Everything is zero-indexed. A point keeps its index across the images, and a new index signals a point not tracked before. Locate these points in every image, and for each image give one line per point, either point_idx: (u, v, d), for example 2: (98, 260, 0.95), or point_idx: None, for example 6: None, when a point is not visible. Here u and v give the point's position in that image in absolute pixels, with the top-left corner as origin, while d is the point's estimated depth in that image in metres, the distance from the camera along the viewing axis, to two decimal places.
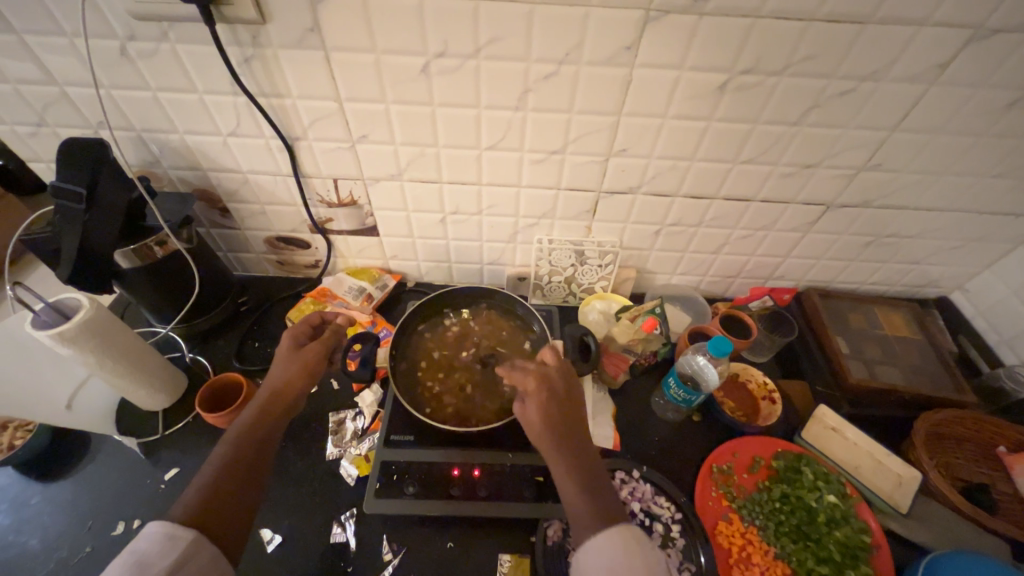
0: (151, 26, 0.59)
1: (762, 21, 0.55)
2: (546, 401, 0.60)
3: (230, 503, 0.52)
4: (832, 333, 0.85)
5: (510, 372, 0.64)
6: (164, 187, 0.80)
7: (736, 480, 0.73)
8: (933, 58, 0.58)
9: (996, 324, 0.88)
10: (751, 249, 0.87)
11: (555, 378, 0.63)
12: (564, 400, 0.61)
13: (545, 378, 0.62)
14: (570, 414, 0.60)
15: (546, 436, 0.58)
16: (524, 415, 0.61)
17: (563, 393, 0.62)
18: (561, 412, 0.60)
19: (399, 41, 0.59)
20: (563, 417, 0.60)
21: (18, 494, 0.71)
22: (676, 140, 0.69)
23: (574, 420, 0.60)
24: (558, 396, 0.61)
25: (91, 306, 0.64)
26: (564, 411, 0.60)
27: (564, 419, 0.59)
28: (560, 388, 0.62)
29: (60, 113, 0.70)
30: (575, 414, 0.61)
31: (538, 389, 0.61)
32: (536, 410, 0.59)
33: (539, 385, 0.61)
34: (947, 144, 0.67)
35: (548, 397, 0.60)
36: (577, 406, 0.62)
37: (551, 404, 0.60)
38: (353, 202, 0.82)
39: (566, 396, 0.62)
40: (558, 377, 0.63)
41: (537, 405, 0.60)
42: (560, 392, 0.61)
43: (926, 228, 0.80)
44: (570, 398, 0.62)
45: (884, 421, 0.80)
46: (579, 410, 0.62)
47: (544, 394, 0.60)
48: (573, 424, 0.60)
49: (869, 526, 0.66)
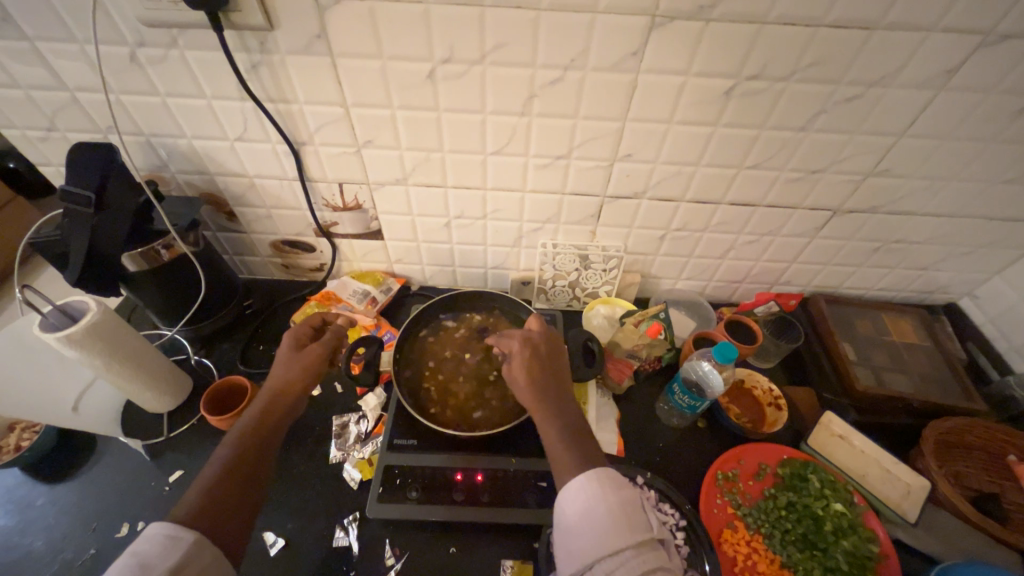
0: (160, 33, 0.60)
1: (767, 27, 0.55)
2: (529, 358, 0.62)
3: (235, 500, 0.52)
4: (839, 339, 0.84)
5: (498, 339, 0.67)
6: (171, 191, 0.81)
7: (741, 487, 0.73)
8: (942, 64, 0.57)
9: (1006, 332, 0.86)
10: (757, 254, 0.87)
11: (540, 340, 0.65)
12: (548, 361, 0.63)
13: (529, 339, 0.64)
14: (553, 373, 0.62)
15: (530, 389, 0.60)
16: (508, 373, 0.63)
17: (547, 354, 0.64)
18: (544, 370, 0.62)
19: (406, 47, 0.60)
20: (546, 373, 0.61)
21: (25, 495, 0.71)
22: (682, 146, 0.69)
23: (558, 378, 0.62)
24: (541, 355, 0.63)
25: (99, 311, 0.65)
26: (547, 369, 0.62)
27: (546, 376, 0.61)
28: (544, 349, 0.64)
29: (70, 118, 0.71)
30: (559, 373, 0.63)
31: (522, 348, 0.63)
32: (520, 366, 0.61)
33: (522, 345, 0.63)
34: (957, 150, 0.67)
35: (532, 355, 0.62)
36: (561, 367, 0.64)
37: (534, 362, 0.62)
38: (358, 206, 0.82)
39: (550, 357, 0.64)
40: (542, 341, 0.65)
41: (521, 362, 0.62)
42: (544, 353, 0.64)
43: (934, 234, 0.79)
44: (554, 359, 0.64)
45: (891, 429, 0.80)
46: (563, 371, 0.63)
47: (528, 353, 0.63)
48: (557, 382, 0.61)
49: (876, 536, 0.65)
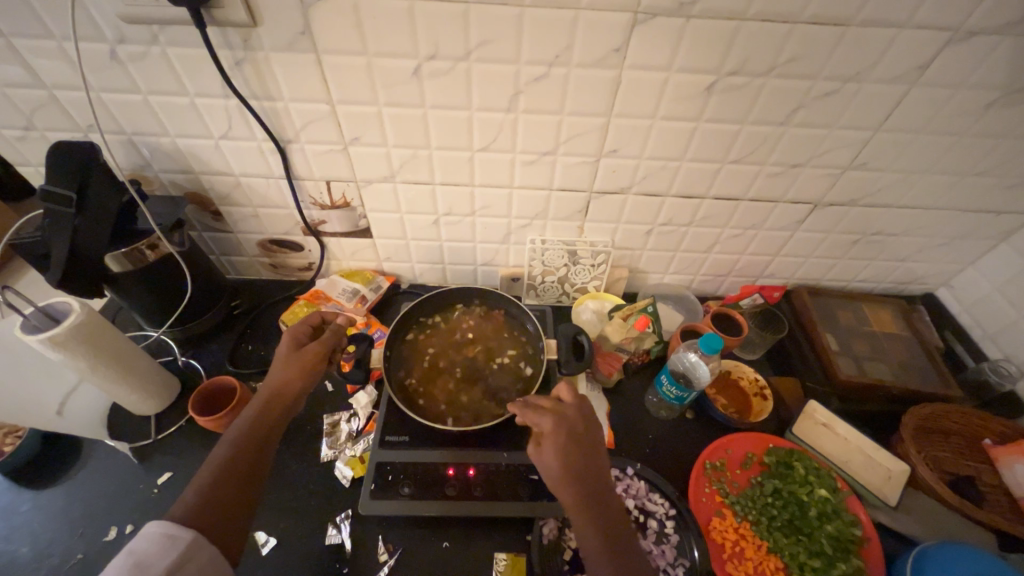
0: (141, 30, 0.60)
1: (747, 24, 0.56)
2: (565, 445, 0.58)
3: (233, 493, 0.53)
4: (821, 330, 0.86)
5: (526, 413, 0.62)
6: (155, 191, 0.80)
7: (729, 475, 0.74)
8: (914, 60, 0.59)
9: (981, 320, 0.89)
10: (741, 248, 0.88)
11: (575, 420, 0.61)
12: (583, 444, 0.59)
13: (563, 419, 0.60)
14: (590, 459, 0.58)
15: (565, 480, 0.56)
16: (540, 458, 0.59)
17: (583, 436, 0.60)
18: (581, 457, 0.58)
19: (391, 45, 0.60)
20: (584, 462, 0.57)
21: (8, 501, 0.70)
22: (666, 141, 0.70)
23: (594, 465, 0.58)
24: (577, 438, 0.59)
25: (82, 310, 0.64)
26: (584, 456, 0.58)
27: (583, 465, 0.57)
28: (579, 430, 0.60)
29: (49, 117, 0.69)
30: (595, 457, 0.59)
31: (557, 432, 0.59)
32: (554, 454, 0.57)
33: (558, 428, 0.59)
34: (930, 144, 0.69)
35: (568, 441, 0.58)
36: (596, 450, 0.60)
37: (571, 448, 0.58)
38: (345, 204, 0.82)
39: (584, 437, 0.60)
40: (576, 418, 0.61)
41: (556, 450, 0.58)
42: (579, 434, 0.60)
43: (911, 226, 0.82)
44: (589, 441, 0.60)
45: (872, 416, 0.82)
46: (598, 454, 0.60)
47: (564, 438, 0.58)
48: (593, 470, 0.58)
49: (859, 519, 0.67)
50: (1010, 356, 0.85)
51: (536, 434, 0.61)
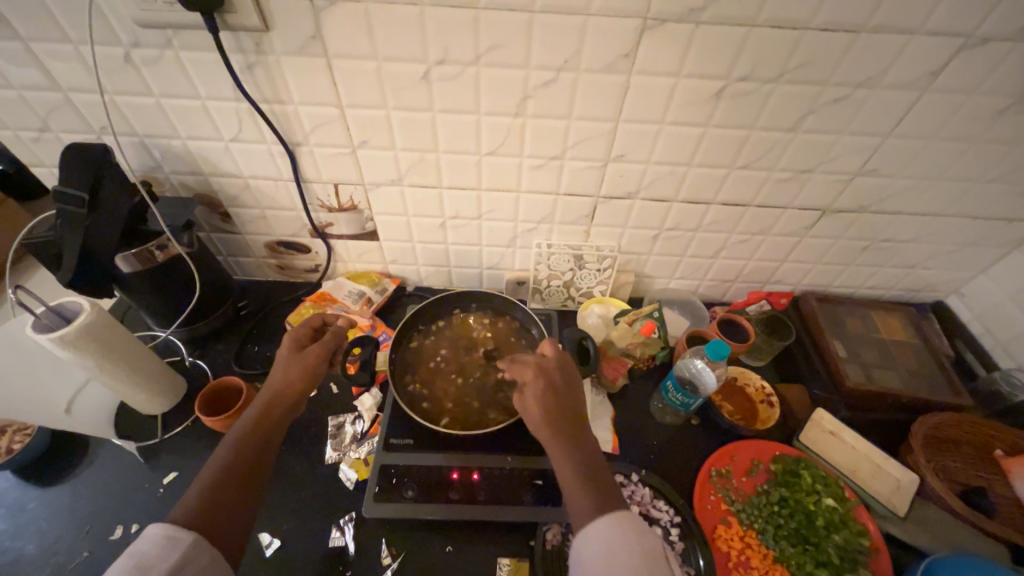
0: (155, 34, 0.60)
1: (757, 29, 0.56)
2: (543, 390, 0.60)
3: (230, 503, 0.52)
4: (830, 337, 0.85)
5: (511, 365, 0.65)
6: (165, 193, 0.81)
7: (735, 483, 0.73)
8: (926, 66, 0.59)
9: (992, 328, 0.88)
10: (749, 254, 0.88)
11: (554, 368, 0.63)
12: (562, 390, 0.61)
13: (542, 367, 0.63)
14: (569, 403, 0.60)
15: (543, 420, 0.58)
16: (522, 405, 0.61)
17: (561, 383, 0.62)
18: (559, 399, 0.60)
19: (400, 49, 0.60)
20: (560, 403, 0.60)
21: (16, 499, 0.70)
22: (674, 147, 0.70)
23: (572, 407, 0.60)
24: (555, 384, 0.61)
25: (92, 310, 0.64)
26: (562, 398, 0.60)
27: (561, 407, 0.59)
28: (558, 378, 0.63)
29: (64, 119, 0.70)
30: (574, 402, 0.61)
31: (535, 377, 0.62)
32: (533, 398, 0.60)
33: (536, 374, 0.62)
34: (942, 150, 0.68)
35: (545, 385, 0.61)
36: (576, 396, 0.62)
37: (549, 392, 0.60)
38: (353, 207, 0.83)
39: (564, 384, 0.62)
40: (556, 368, 0.63)
41: (535, 394, 0.60)
42: (558, 381, 0.62)
43: (921, 233, 0.81)
44: (569, 389, 0.62)
45: (881, 425, 0.81)
46: (579, 401, 0.62)
47: (541, 382, 0.61)
48: (572, 412, 0.59)
49: (868, 529, 0.66)
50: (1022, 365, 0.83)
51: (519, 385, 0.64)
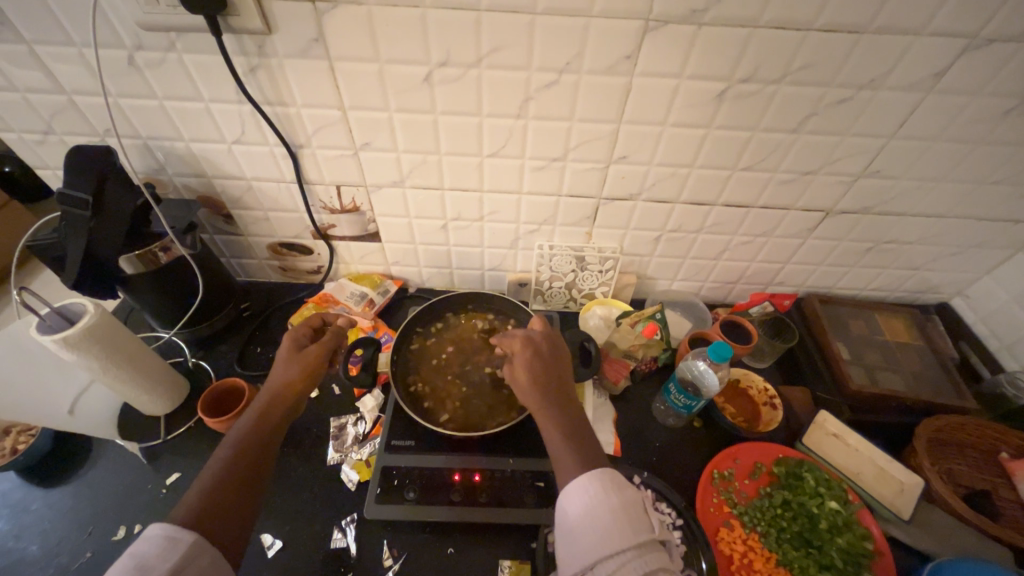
0: (158, 37, 0.60)
1: (759, 31, 0.56)
2: (531, 359, 0.61)
3: (234, 508, 0.52)
4: (833, 339, 0.85)
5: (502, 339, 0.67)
6: (169, 195, 0.82)
7: (736, 485, 0.73)
8: (929, 67, 0.58)
9: (997, 331, 0.87)
10: (751, 255, 0.88)
11: (542, 339, 0.64)
12: (550, 360, 0.62)
13: (531, 340, 0.64)
14: (557, 373, 0.61)
15: (531, 389, 0.59)
16: (510, 376, 0.62)
17: (549, 354, 0.63)
18: (547, 369, 0.61)
19: (403, 51, 0.60)
20: (548, 373, 0.60)
21: (20, 499, 0.71)
22: (676, 148, 0.70)
23: (559, 377, 0.61)
24: (543, 356, 0.62)
25: (96, 312, 0.65)
26: (549, 368, 0.61)
27: (549, 376, 0.60)
28: (546, 349, 0.63)
29: (67, 121, 0.71)
30: (562, 372, 0.62)
31: (523, 348, 0.62)
32: (522, 367, 0.61)
33: (524, 346, 0.63)
34: (945, 152, 0.68)
35: (533, 356, 0.62)
36: (563, 367, 0.62)
37: (537, 362, 0.61)
38: (355, 208, 0.83)
39: (551, 356, 0.63)
40: (545, 340, 0.64)
41: (524, 364, 0.61)
42: (546, 352, 0.63)
43: (925, 234, 0.80)
44: (557, 359, 0.63)
45: (884, 428, 0.80)
46: (567, 371, 0.63)
47: (529, 353, 0.62)
48: (558, 380, 0.60)
49: (871, 532, 0.66)
50: None
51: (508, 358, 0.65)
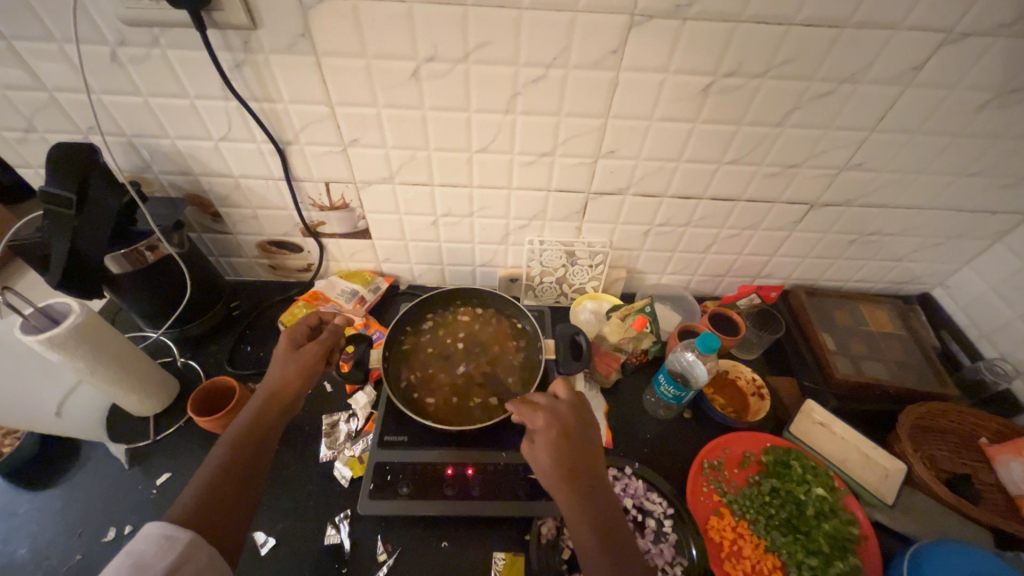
0: (142, 32, 0.60)
1: (742, 25, 0.57)
2: (556, 441, 0.58)
3: (231, 511, 0.52)
4: (819, 330, 0.87)
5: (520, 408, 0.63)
6: (155, 193, 0.81)
7: (726, 475, 0.74)
8: (908, 61, 0.60)
9: (977, 319, 0.90)
10: (738, 248, 0.89)
11: (567, 415, 0.61)
12: (574, 437, 0.60)
13: (555, 417, 0.61)
14: (584, 455, 0.59)
15: (556, 475, 0.57)
16: (532, 455, 0.60)
17: (575, 432, 0.60)
18: (573, 453, 0.58)
19: (390, 46, 0.60)
20: (574, 458, 0.58)
21: (7, 502, 0.70)
22: (663, 142, 0.70)
23: (586, 463, 0.58)
24: (569, 435, 0.60)
25: (82, 311, 0.64)
26: (575, 452, 0.58)
27: (574, 461, 0.58)
28: (572, 427, 0.60)
29: (49, 119, 0.70)
30: (589, 452, 0.59)
31: (548, 428, 0.59)
32: (545, 451, 0.58)
33: (548, 425, 0.60)
34: (925, 145, 0.69)
35: (558, 438, 0.59)
36: (591, 448, 0.60)
37: (562, 444, 0.58)
38: (344, 206, 0.83)
39: (578, 434, 0.60)
40: (570, 414, 0.62)
41: (548, 446, 0.58)
42: (571, 430, 0.60)
43: (906, 226, 0.82)
44: (583, 436, 0.60)
45: (868, 416, 0.82)
46: (594, 449, 0.60)
47: (554, 435, 0.59)
48: (585, 464, 0.58)
49: (856, 517, 0.67)
50: (1005, 354, 0.85)
51: (529, 430, 0.62)
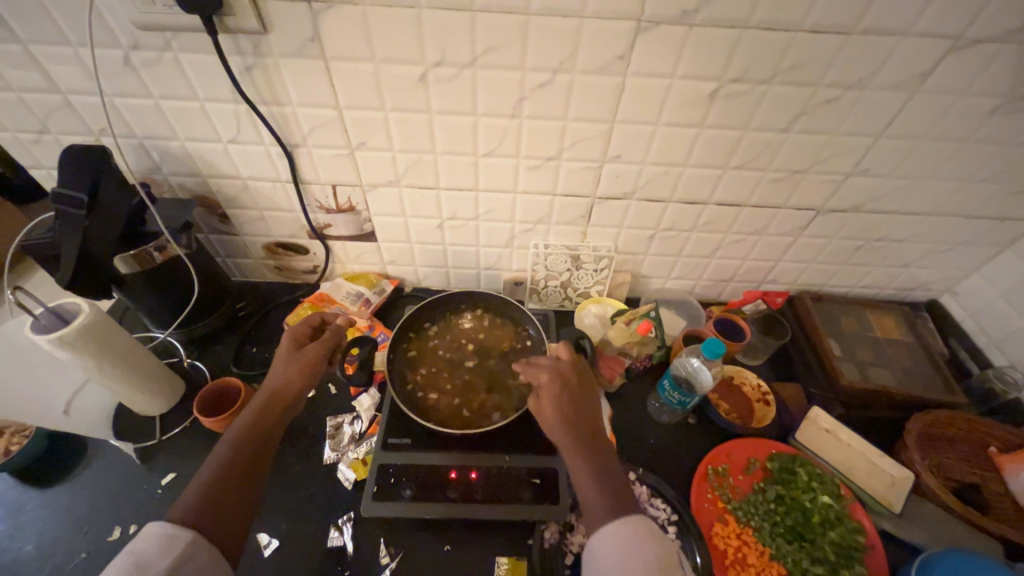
0: (154, 36, 0.61)
1: (749, 32, 0.57)
2: (559, 392, 0.63)
3: (234, 485, 0.54)
4: (826, 336, 0.86)
5: (526, 368, 0.67)
6: (164, 194, 0.82)
7: (731, 481, 0.74)
8: (916, 67, 0.60)
9: (986, 326, 0.89)
10: (744, 253, 0.89)
11: (569, 372, 0.66)
12: (576, 391, 0.64)
13: (558, 373, 0.65)
14: (584, 406, 0.63)
15: (559, 422, 0.60)
16: (537, 408, 0.63)
17: (576, 387, 0.64)
18: (575, 404, 0.62)
19: (397, 50, 0.61)
20: (576, 408, 0.62)
21: (14, 499, 0.70)
22: (670, 147, 0.71)
23: (587, 414, 0.62)
24: (570, 388, 0.64)
25: (92, 311, 0.65)
26: (577, 403, 0.62)
27: (576, 411, 0.62)
28: (573, 381, 0.65)
29: (62, 120, 0.71)
30: (590, 406, 0.63)
31: (552, 381, 0.64)
32: (549, 401, 0.62)
33: (552, 378, 0.64)
34: (933, 150, 0.69)
35: (561, 390, 0.63)
36: (591, 403, 0.64)
37: (565, 396, 0.62)
38: (351, 208, 0.83)
39: (579, 389, 0.64)
40: (572, 372, 0.66)
41: (552, 399, 0.62)
42: (573, 384, 0.64)
43: (914, 232, 0.82)
44: (584, 391, 0.64)
45: (875, 424, 0.82)
46: (593, 405, 0.64)
47: (557, 387, 0.63)
48: (585, 415, 0.62)
49: (863, 526, 0.66)
50: (1015, 363, 0.84)
51: (535, 387, 0.66)
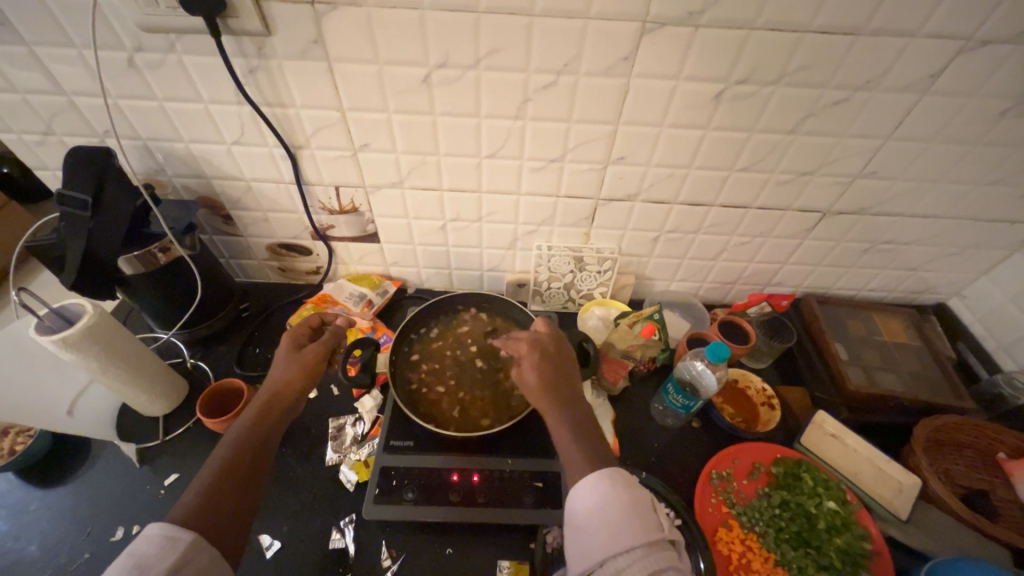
0: (159, 38, 0.61)
1: (756, 33, 0.57)
2: (539, 360, 0.63)
3: (242, 475, 0.55)
4: (831, 340, 0.85)
5: (506, 342, 0.67)
6: (168, 195, 0.82)
7: (735, 486, 0.73)
8: (925, 69, 0.59)
9: (995, 331, 0.87)
10: (749, 256, 0.88)
11: (548, 341, 0.66)
12: (556, 359, 0.64)
13: (538, 343, 0.65)
14: (563, 373, 0.62)
15: (540, 389, 0.60)
16: (518, 377, 0.63)
17: (556, 356, 0.64)
18: (555, 371, 0.62)
19: (401, 51, 0.61)
20: (556, 374, 0.62)
21: (19, 500, 0.71)
22: (675, 148, 0.70)
23: (567, 381, 0.62)
24: (550, 357, 0.64)
25: (96, 313, 0.65)
26: (557, 370, 0.62)
27: (556, 377, 0.61)
28: (553, 350, 0.65)
29: (67, 122, 0.71)
30: (570, 374, 0.63)
31: (531, 351, 0.64)
32: (530, 368, 0.62)
33: (531, 347, 0.64)
34: (942, 153, 0.68)
35: (541, 358, 0.63)
36: (571, 371, 0.64)
37: (544, 364, 0.62)
38: (354, 209, 0.83)
39: (559, 358, 0.64)
40: (551, 343, 0.66)
41: (532, 365, 0.62)
42: (553, 354, 0.64)
43: (921, 235, 0.81)
44: (563, 360, 0.64)
45: (882, 428, 0.81)
46: (574, 373, 0.64)
47: (536, 355, 0.63)
48: (565, 381, 0.62)
49: (869, 533, 0.66)
50: None
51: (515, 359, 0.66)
